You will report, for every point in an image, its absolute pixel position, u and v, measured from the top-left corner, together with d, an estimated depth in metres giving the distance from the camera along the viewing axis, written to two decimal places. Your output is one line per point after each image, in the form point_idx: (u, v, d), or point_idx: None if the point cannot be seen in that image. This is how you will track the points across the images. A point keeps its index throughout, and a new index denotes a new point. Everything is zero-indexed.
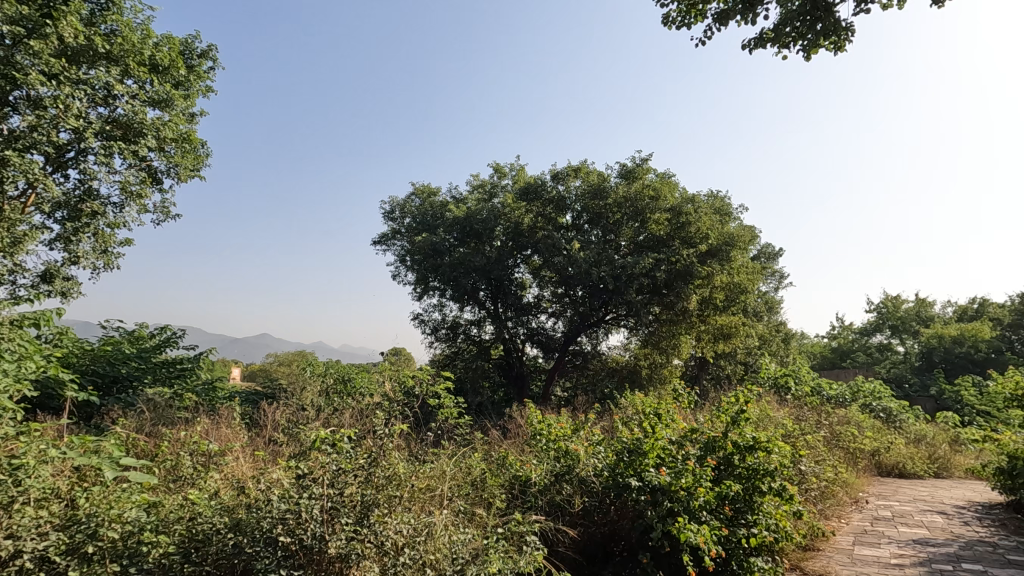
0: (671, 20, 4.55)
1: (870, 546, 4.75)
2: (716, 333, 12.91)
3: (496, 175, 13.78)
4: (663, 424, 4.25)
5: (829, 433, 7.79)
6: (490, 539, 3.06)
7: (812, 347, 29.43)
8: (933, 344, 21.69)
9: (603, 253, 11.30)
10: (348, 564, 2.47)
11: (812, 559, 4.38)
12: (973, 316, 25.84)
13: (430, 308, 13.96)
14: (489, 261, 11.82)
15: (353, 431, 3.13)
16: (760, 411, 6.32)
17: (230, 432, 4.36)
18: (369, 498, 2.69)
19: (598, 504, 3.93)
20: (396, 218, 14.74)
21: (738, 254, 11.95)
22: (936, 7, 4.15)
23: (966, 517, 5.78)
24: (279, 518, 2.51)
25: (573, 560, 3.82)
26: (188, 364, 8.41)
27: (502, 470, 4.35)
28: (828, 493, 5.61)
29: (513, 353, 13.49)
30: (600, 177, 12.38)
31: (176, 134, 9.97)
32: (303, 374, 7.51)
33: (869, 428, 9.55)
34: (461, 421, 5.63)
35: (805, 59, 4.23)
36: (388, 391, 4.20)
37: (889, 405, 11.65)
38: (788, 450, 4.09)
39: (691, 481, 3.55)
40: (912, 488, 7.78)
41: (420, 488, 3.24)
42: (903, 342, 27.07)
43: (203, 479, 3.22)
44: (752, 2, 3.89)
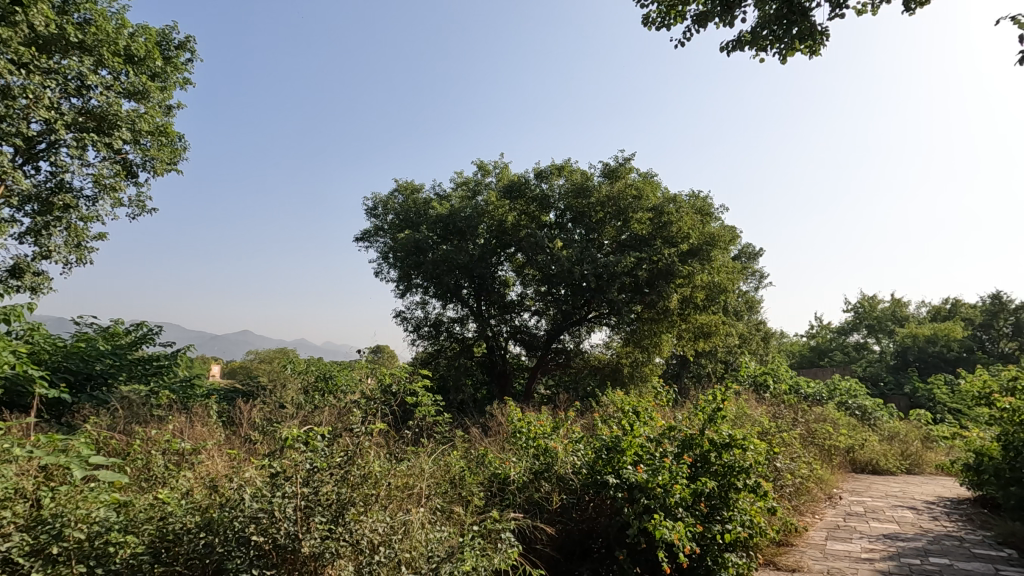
0: (650, 21, 4.58)
1: (842, 541, 4.84)
2: (697, 331, 13.06)
3: (480, 173, 13.76)
4: (641, 422, 4.28)
5: (805, 430, 7.93)
6: (465, 537, 3.05)
7: (791, 346, 29.90)
8: (908, 343, 22.19)
9: (586, 252, 11.36)
10: (322, 563, 2.47)
11: (786, 554, 4.46)
12: (945, 317, 26.49)
13: (413, 305, 13.89)
14: (472, 259, 11.83)
15: (328, 429, 3.10)
16: (738, 409, 6.41)
17: (205, 430, 4.30)
18: (344, 497, 2.68)
19: (576, 501, 3.96)
20: (378, 214, 14.64)
21: (718, 253, 12.11)
22: (908, 13, 4.24)
23: (934, 512, 5.93)
24: (251, 518, 2.48)
25: (550, 557, 3.82)
26: (165, 361, 8.25)
27: (481, 468, 4.34)
28: (803, 489, 5.72)
29: (496, 350, 13.49)
30: (584, 175, 12.43)
31: (152, 127, 9.78)
32: (282, 372, 7.41)
33: (844, 426, 9.75)
34: (442, 419, 5.59)
35: (781, 62, 4.29)
36: (367, 389, 4.19)
37: (865, 403, 11.90)
38: (764, 447, 4.15)
39: (667, 478, 3.59)
40: (884, 484, 7.95)
41: (397, 486, 3.23)
42: (879, 341, 27.63)
43: (175, 479, 3.16)
44: (730, 5, 3.93)
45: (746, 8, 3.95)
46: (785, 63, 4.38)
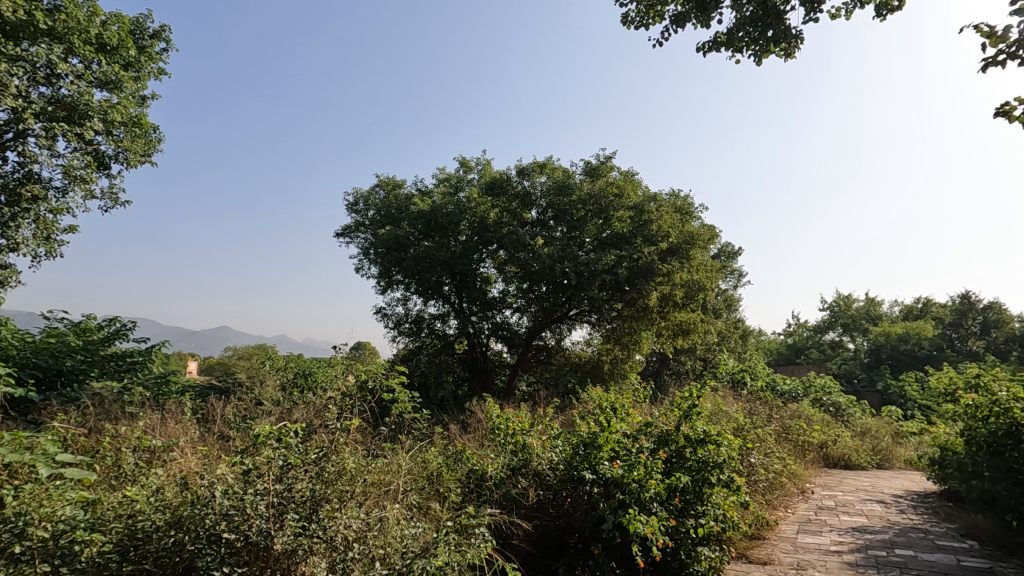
0: (629, 20, 4.60)
1: (812, 534, 4.96)
2: (676, 329, 13.20)
3: (462, 169, 13.73)
4: (618, 418, 4.32)
5: (780, 426, 8.10)
6: (440, 533, 3.06)
7: (769, 344, 30.42)
8: (881, 341, 22.75)
9: (567, 249, 11.41)
10: (295, 560, 2.46)
11: (758, 547, 4.56)
12: (917, 316, 27.16)
13: (393, 301, 13.83)
14: (453, 255, 11.78)
15: (303, 425, 3.10)
16: (714, 406, 6.51)
17: (178, 427, 4.23)
18: (318, 493, 2.67)
19: (553, 497, 4.00)
20: (359, 210, 14.53)
21: (697, 252, 12.26)
22: (881, 19, 4.33)
23: (902, 506, 6.09)
24: (222, 515, 2.45)
25: (526, 552, 3.85)
26: (139, 357, 8.07)
27: (459, 464, 4.35)
28: (776, 484, 5.84)
29: (478, 348, 13.57)
30: (566, 173, 12.48)
31: (125, 118, 9.56)
32: (260, 368, 7.31)
33: (818, 422, 9.97)
34: (421, 416, 5.57)
35: (757, 64, 4.35)
36: (343, 386, 4.17)
37: (838, 400, 12.17)
38: (737, 443, 4.23)
39: (642, 473, 3.65)
40: (856, 479, 8.14)
41: (373, 483, 3.24)
42: (853, 339, 28.24)
43: (145, 476, 3.10)
44: (707, 7, 3.97)
45: (722, 10, 3.99)
46: (760, 65, 4.45)
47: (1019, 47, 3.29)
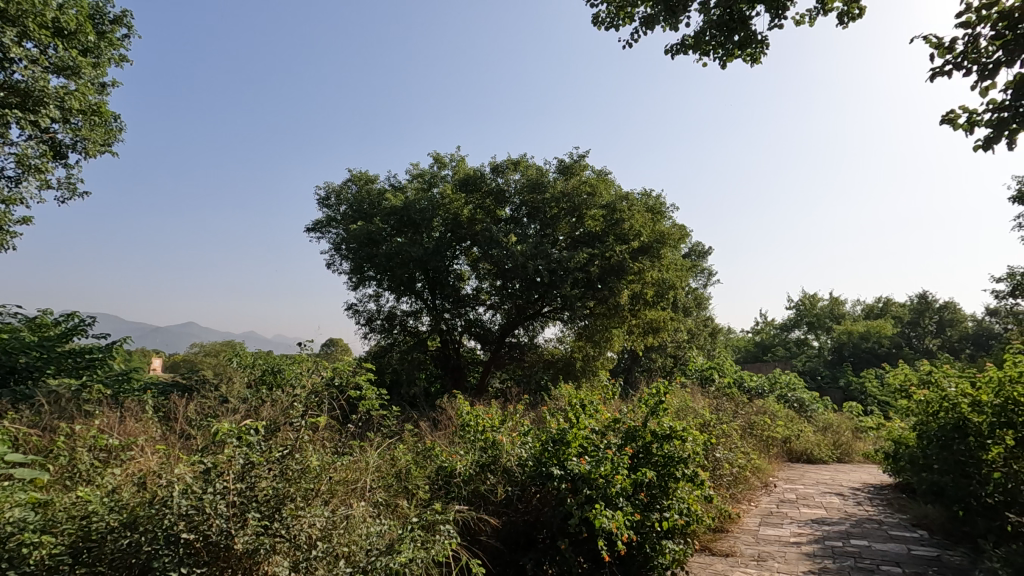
0: (600, 21, 4.63)
1: (773, 526, 5.10)
2: (647, 326, 13.38)
3: (436, 165, 13.66)
4: (587, 415, 4.39)
5: (745, 422, 8.28)
6: (405, 530, 3.06)
7: (737, 341, 31.12)
8: (843, 339, 23.49)
9: (540, 247, 11.41)
10: (256, 559, 2.43)
11: (721, 540, 4.67)
12: (878, 315, 28.10)
13: (366, 298, 13.71)
14: (426, 252, 11.68)
15: (265, 423, 3.03)
16: (681, 403, 6.64)
17: (138, 426, 4.11)
18: (281, 491, 2.64)
19: (521, 493, 4.02)
20: (330, 204, 14.33)
21: (668, 251, 12.43)
22: (843, 27, 4.46)
23: (859, 498, 6.31)
24: (180, 514, 2.38)
25: (494, 549, 3.85)
26: (99, 354, 7.80)
27: (428, 461, 4.33)
28: (740, 478, 5.98)
29: (451, 344, 13.55)
30: (539, 171, 12.55)
31: (84, 106, 9.23)
32: (227, 365, 7.14)
33: (783, 418, 10.25)
34: (390, 413, 5.52)
35: (723, 68, 4.46)
36: (311, 383, 4.11)
37: (802, 396, 12.53)
38: (701, 438, 4.33)
39: (609, 468, 3.71)
40: (817, 472, 8.40)
41: (340, 481, 3.22)
42: (817, 337, 29.09)
43: (100, 476, 3.00)
44: (675, 10, 4.02)
45: (689, 14, 4.06)
46: (726, 69, 4.55)
47: (963, 60, 3.44)
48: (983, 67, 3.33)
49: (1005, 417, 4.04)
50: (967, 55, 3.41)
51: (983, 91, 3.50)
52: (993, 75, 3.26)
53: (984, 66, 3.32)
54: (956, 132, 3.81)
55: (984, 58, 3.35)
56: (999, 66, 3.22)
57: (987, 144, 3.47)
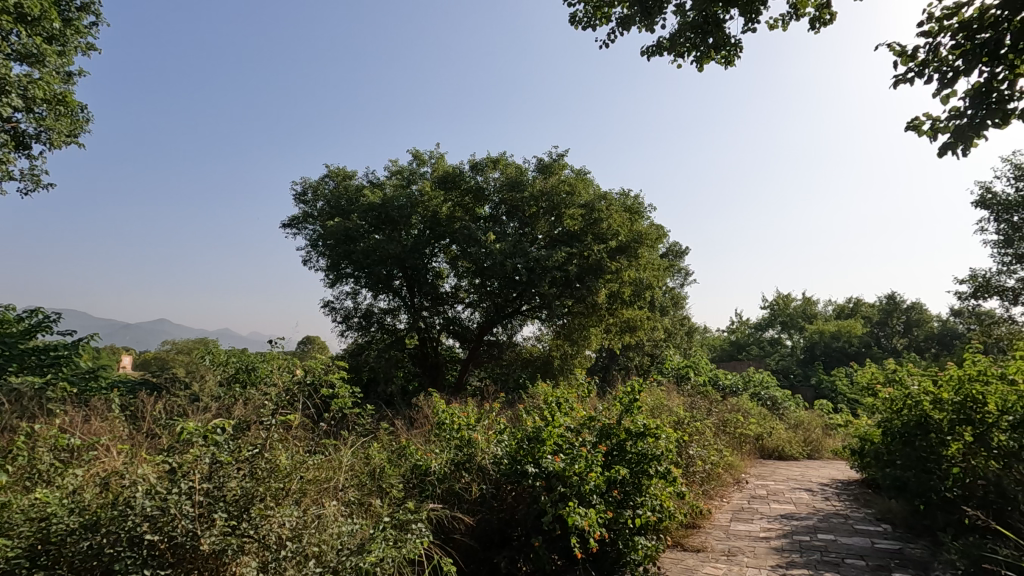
0: (577, 20, 4.65)
1: (743, 522, 5.20)
2: (624, 325, 13.49)
3: (415, 162, 13.57)
4: (562, 412, 4.42)
5: (718, 420, 8.41)
6: (377, 529, 3.04)
7: (713, 340, 31.61)
8: (815, 338, 24.04)
9: (518, 245, 11.40)
10: (223, 560, 2.39)
11: (692, 535, 4.75)
12: (848, 315, 28.81)
13: (343, 295, 13.58)
14: (404, 249, 11.60)
15: (234, 421, 2.97)
16: (656, 400, 6.71)
17: (103, 425, 4.00)
18: (250, 491, 2.60)
19: (495, 491, 4.03)
20: (307, 200, 14.14)
21: (646, 250, 12.55)
22: (815, 32, 4.54)
23: (827, 493, 6.46)
24: (143, 515, 2.33)
25: (467, 547, 3.85)
26: (65, 350, 7.58)
27: (403, 459, 4.31)
28: (712, 475, 6.08)
29: (429, 342, 13.50)
30: (518, 169, 12.56)
31: (49, 95, 8.95)
32: (199, 363, 6.99)
33: (756, 416, 10.45)
34: (364, 411, 5.46)
35: (697, 70, 4.52)
36: (282, 381, 4.04)
37: (775, 394, 12.78)
38: (675, 436, 4.38)
39: (583, 466, 3.74)
40: (787, 469, 8.59)
41: (311, 481, 3.19)
42: (790, 336, 29.71)
43: (61, 476, 2.90)
44: (651, 11, 4.05)
45: (665, 15, 4.10)
46: (701, 70, 4.61)
47: (924, 68, 3.55)
48: (943, 75, 3.44)
49: (963, 413, 4.19)
50: (928, 64, 3.52)
51: (944, 98, 3.61)
52: (953, 83, 3.36)
53: (945, 74, 3.43)
54: (919, 138, 3.93)
55: (944, 66, 3.46)
56: (958, 75, 3.32)
57: (948, 151, 3.59)
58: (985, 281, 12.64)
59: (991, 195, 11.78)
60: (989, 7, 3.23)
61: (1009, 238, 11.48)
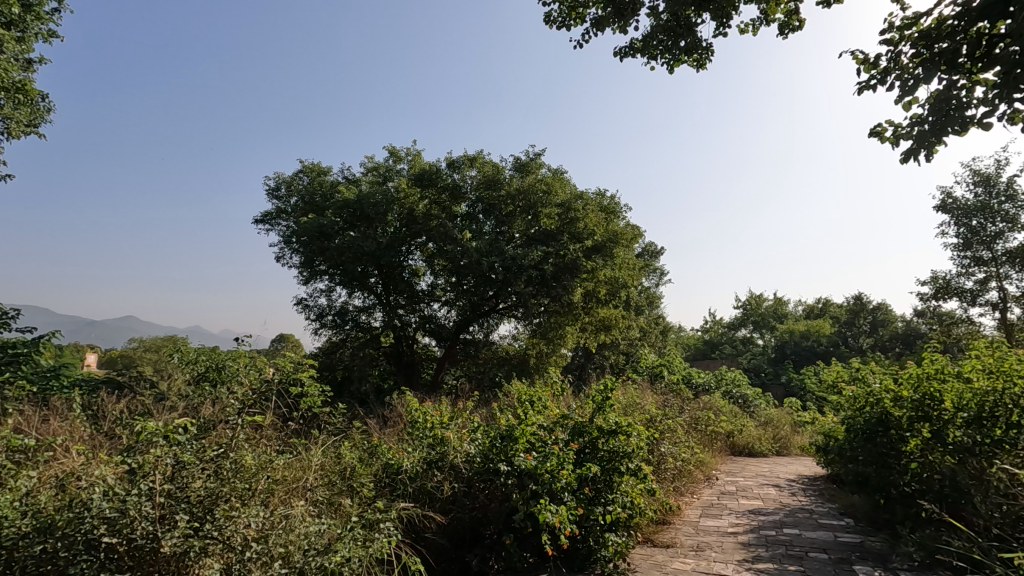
0: (552, 20, 4.66)
1: (713, 518, 5.29)
2: (599, 324, 13.59)
3: (391, 158, 13.46)
4: (536, 411, 4.43)
5: (690, 417, 8.53)
6: (345, 529, 3.00)
7: (687, 339, 32.06)
8: (786, 337, 24.62)
9: (495, 244, 11.40)
10: (186, 562, 2.35)
11: (663, 531, 4.81)
12: (817, 315, 29.54)
13: (316, 292, 13.40)
14: (379, 247, 11.50)
15: (198, 421, 2.89)
16: (629, 399, 6.79)
17: (61, 426, 3.86)
18: (215, 492, 2.55)
19: (467, 489, 4.02)
20: (280, 195, 13.89)
21: (621, 250, 12.66)
22: (783, 38, 4.64)
23: (794, 489, 6.62)
24: (101, 518, 2.26)
25: (439, 545, 3.85)
26: (23, 349, 7.29)
27: (374, 458, 4.27)
28: (684, 472, 6.17)
29: (405, 340, 13.40)
30: (495, 168, 12.54)
31: (7, 82, 8.60)
32: (167, 362, 6.80)
33: (727, 414, 10.64)
34: (336, 409, 5.38)
35: (669, 72, 4.59)
36: (249, 380, 3.96)
37: (746, 393, 13.04)
38: (646, 433, 4.43)
39: (555, 464, 3.76)
40: (757, 465, 8.77)
41: (279, 480, 3.14)
42: (762, 335, 30.30)
43: (14, 478, 2.79)
44: (625, 13, 4.09)
45: (638, 17, 4.14)
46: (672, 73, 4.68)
47: (886, 76, 3.66)
48: (905, 82, 3.54)
49: (922, 411, 4.33)
50: (890, 71, 3.63)
51: (906, 105, 3.72)
52: (914, 90, 3.46)
53: (906, 82, 3.53)
54: (883, 144, 4.04)
55: (906, 74, 3.56)
56: (919, 82, 3.42)
57: (911, 157, 3.70)
58: (946, 283, 13.08)
59: (951, 200, 12.18)
60: (947, 17, 3.34)
61: (968, 242, 11.91)
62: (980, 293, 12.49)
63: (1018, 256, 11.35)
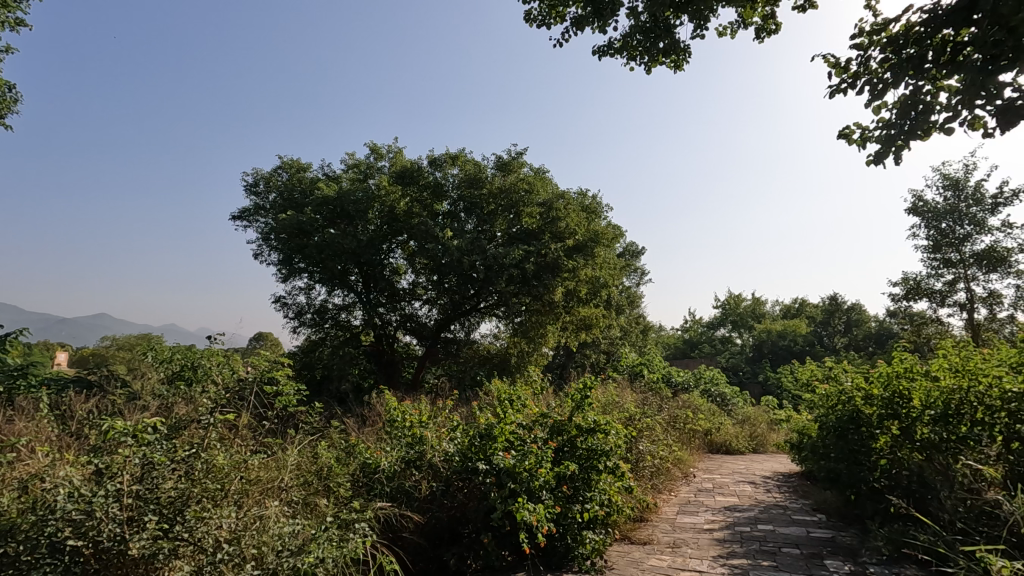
0: (532, 18, 4.67)
1: (689, 514, 5.36)
2: (580, 324, 13.68)
3: (372, 156, 13.35)
4: (515, 410, 4.43)
5: (668, 416, 8.63)
6: (320, 529, 2.97)
7: (667, 339, 32.37)
8: (763, 337, 25.01)
9: (476, 242, 11.38)
10: (155, 563, 2.31)
11: (640, 529, 4.86)
12: (794, 315, 30.07)
13: (295, 290, 13.23)
14: (359, 245, 11.41)
15: (168, 420, 2.84)
16: (608, 397, 6.84)
17: (25, 427, 3.74)
18: (186, 492, 2.51)
19: (445, 489, 4.01)
20: (258, 191, 13.68)
21: (602, 250, 12.73)
22: (760, 41, 4.70)
23: (769, 486, 6.73)
24: (66, 520, 2.21)
25: (416, 545, 3.85)
26: None
27: (352, 457, 4.23)
28: (662, 470, 6.23)
29: (385, 339, 13.29)
30: (477, 166, 12.51)
31: None
32: (141, 360, 6.64)
33: (705, 412, 10.77)
34: (313, 408, 5.32)
35: (648, 73, 4.62)
36: (222, 380, 3.88)
37: (724, 391, 13.23)
38: (624, 431, 4.45)
39: (533, 462, 3.76)
40: (733, 462, 8.91)
41: (252, 480, 3.09)
42: (740, 335, 30.74)
43: None
44: (605, 13, 4.11)
45: (617, 18, 4.16)
46: (651, 73, 4.72)
47: (856, 79, 3.73)
48: (873, 86, 3.61)
49: (891, 408, 4.43)
50: (860, 75, 3.70)
51: (875, 109, 3.79)
52: (882, 94, 3.53)
53: (875, 86, 3.60)
54: (851, 147, 4.11)
55: (875, 78, 3.63)
56: (887, 86, 3.48)
57: (878, 159, 3.77)
58: (916, 284, 13.42)
59: (922, 203, 12.50)
60: (914, 24, 3.42)
61: (937, 244, 12.22)
62: (949, 294, 12.83)
63: (985, 258, 11.69)
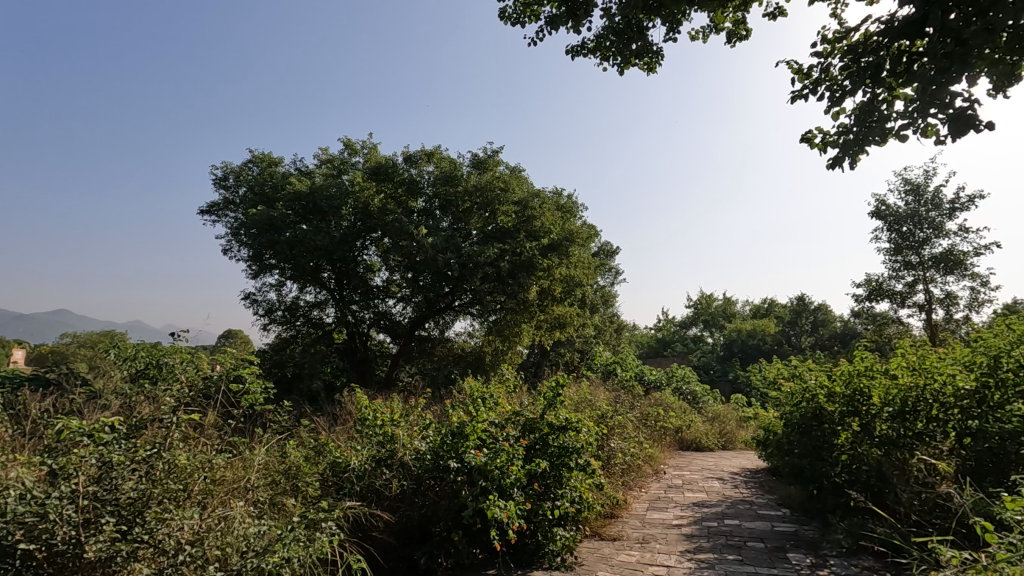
0: (507, 16, 4.66)
1: (659, 510, 5.44)
2: (554, 323, 13.75)
3: (346, 151, 13.17)
4: (487, 408, 4.42)
5: (640, 413, 8.73)
6: (286, 529, 2.92)
7: (640, 338, 32.75)
8: (733, 336, 25.52)
9: (451, 240, 11.33)
10: (113, 567, 2.24)
11: (611, 525, 4.91)
12: (763, 315, 30.74)
13: (265, 287, 12.97)
14: (332, 242, 11.25)
15: (127, 419, 2.75)
16: (581, 395, 6.90)
17: None
18: (147, 493, 2.44)
19: (416, 487, 3.98)
20: (228, 185, 13.37)
21: (577, 249, 12.82)
22: (730, 46, 4.78)
23: (736, 482, 6.87)
24: (17, 523, 2.12)
25: (386, 544, 3.82)
26: None
27: (321, 456, 4.17)
28: (633, 466, 6.31)
29: (358, 337, 13.12)
30: (452, 164, 12.46)
31: None
32: (104, 358, 6.41)
33: (676, 410, 10.95)
34: (282, 407, 5.21)
35: (620, 74, 4.66)
36: (185, 378, 3.78)
37: (695, 389, 13.47)
38: (595, 429, 4.49)
39: (504, 460, 3.78)
40: (702, 459, 9.09)
41: (218, 480, 3.03)
42: (711, 334, 31.30)
43: None
44: (579, 13, 4.14)
45: (591, 18, 4.19)
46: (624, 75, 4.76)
47: (818, 85, 3.83)
48: (834, 93, 3.71)
49: (852, 405, 4.56)
50: (821, 82, 3.80)
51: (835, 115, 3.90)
52: (842, 101, 3.63)
53: (835, 92, 3.70)
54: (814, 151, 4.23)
55: (835, 85, 3.74)
56: (846, 94, 3.59)
57: (836, 163, 3.88)
58: (879, 285, 13.86)
59: (884, 207, 12.91)
60: (873, 34, 3.53)
61: (898, 246, 12.63)
62: (909, 295, 13.30)
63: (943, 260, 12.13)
